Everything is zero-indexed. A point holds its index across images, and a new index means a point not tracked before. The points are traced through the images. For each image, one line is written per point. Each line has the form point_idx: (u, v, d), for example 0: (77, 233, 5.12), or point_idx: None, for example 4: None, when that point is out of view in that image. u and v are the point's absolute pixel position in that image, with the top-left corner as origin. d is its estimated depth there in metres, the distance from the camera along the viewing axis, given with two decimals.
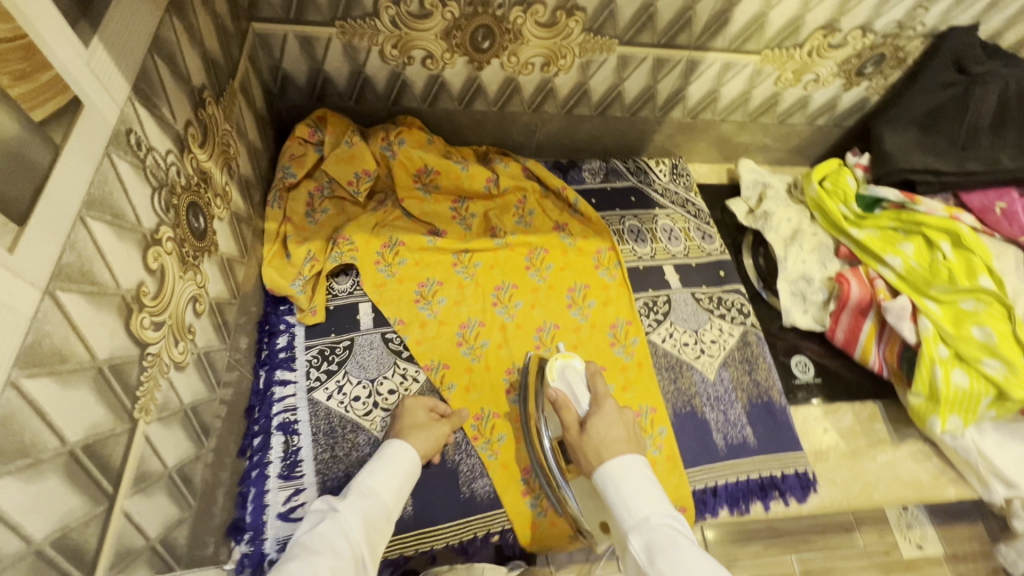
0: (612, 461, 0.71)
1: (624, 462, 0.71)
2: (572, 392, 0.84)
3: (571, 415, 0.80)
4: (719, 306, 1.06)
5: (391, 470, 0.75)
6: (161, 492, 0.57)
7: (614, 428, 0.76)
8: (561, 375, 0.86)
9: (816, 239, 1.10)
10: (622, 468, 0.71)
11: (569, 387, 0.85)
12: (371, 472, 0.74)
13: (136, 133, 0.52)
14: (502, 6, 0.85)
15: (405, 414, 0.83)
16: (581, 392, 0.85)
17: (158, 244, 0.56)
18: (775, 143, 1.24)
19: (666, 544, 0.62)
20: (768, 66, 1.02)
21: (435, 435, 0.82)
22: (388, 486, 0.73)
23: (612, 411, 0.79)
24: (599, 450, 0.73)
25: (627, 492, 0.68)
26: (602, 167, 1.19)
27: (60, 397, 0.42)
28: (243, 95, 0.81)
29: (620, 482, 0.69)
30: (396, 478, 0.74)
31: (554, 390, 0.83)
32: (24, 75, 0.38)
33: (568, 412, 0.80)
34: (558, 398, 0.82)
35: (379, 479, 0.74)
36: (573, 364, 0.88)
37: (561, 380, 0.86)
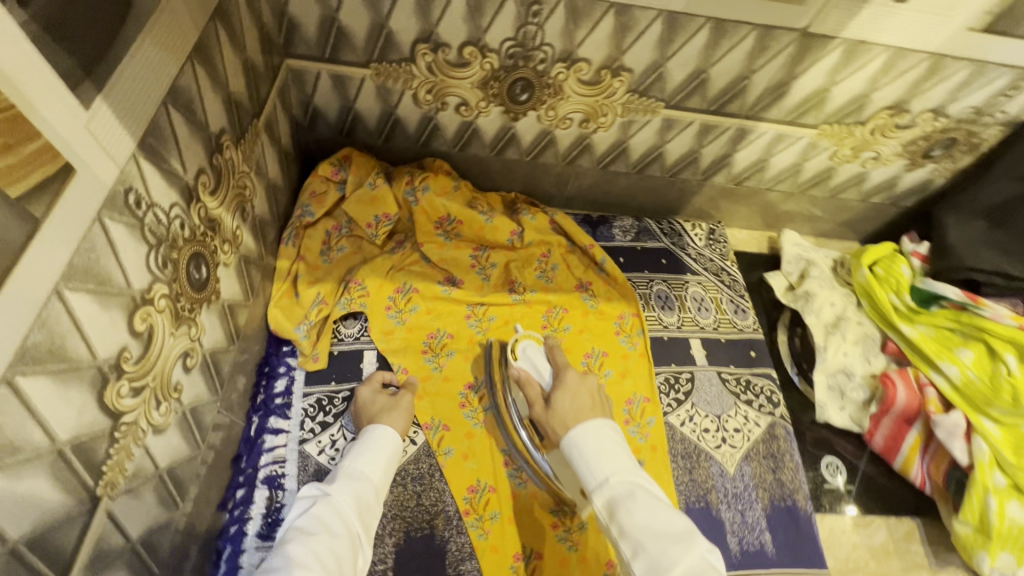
0: (577, 428, 0.70)
1: (583, 429, 0.69)
2: (534, 369, 0.87)
3: (535, 390, 0.82)
4: (747, 390, 0.99)
5: (379, 452, 0.73)
6: (121, 567, 0.53)
7: (579, 396, 0.77)
8: (523, 353, 0.89)
9: (861, 329, 1.00)
10: (584, 430, 0.69)
11: (531, 365, 0.88)
12: (358, 454, 0.72)
13: (136, 192, 0.49)
14: (544, 61, 0.81)
15: (366, 406, 0.81)
16: (543, 366, 0.88)
17: (149, 304, 0.52)
18: (824, 216, 1.16)
19: (626, 500, 0.61)
20: (824, 140, 0.95)
21: (404, 407, 0.82)
22: (377, 468, 0.72)
23: (573, 379, 0.80)
24: (565, 422, 0.74)
25: (588, 454, 0.66)
26: (634, 225, 1.13)
27: (8, 492, 0.38)
28: (268, 132, 0.79)
29: (581, 445, 0.68)
30: (385, 457, 0.73)
31: (517, 368, 0.87)
32: (6, 149, 0.35)
33: (530, 387, 0.83)
34: (520, 375, 0.85)
35: (368, 460, 0.72)
36: (534, 343, 0.91)
37: (524, 358, 0.89)
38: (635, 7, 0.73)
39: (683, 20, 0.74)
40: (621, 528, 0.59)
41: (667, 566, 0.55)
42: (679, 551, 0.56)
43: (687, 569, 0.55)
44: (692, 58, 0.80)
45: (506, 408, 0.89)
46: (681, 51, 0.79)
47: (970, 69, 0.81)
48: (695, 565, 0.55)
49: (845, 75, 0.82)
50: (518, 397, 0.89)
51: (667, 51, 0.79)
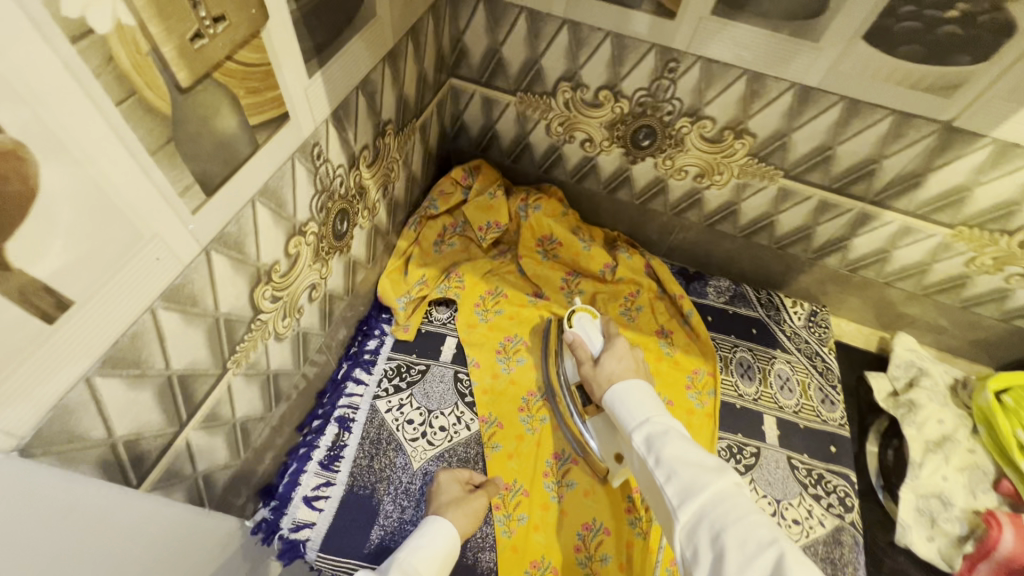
0: (618, 385, 0.72)
1: (626, 384, 0.72)
2: (586, 334, 0.86)
3: (585, 352, 0.83)
4: (817, 484, 0.91)
5: (433, 552, 0.69)
6: (223, 434, 0.65)
7: (625, 359, 0.78)
8: (578, 322, 0.88)
9: (969, 457, 0.89)
10: (625, 381, 0.72)
11: (584, 333, 0.86)
12: (415, 549, 0.68)
13: (320, 146, 0.63)
14: (671, 113, 0.88)
15: (438, 493, 0.79)
16: (596, 335, 0.86)
17: (302, 234, 0.66)
18: (952, 329, 1.05)
19: (662, 435, 0.62)
20: (960, 242, 0.89)
21: (473, 509, 0.78)
22: (429, 567, 0.67)
23: (623, 346, 0.81)
24: (610, 380, 0.75)
25: (628, 397, 0.69)
26: (730, 288, 1.12)
27: (180, 331, 0.51)
28: (421, 132, 0.94)
29: (624, 392, 0.70)
30: (439, 555, 0.68)
31: (569, 332, 0.86)
32: (256, 91, 0.49)
33: (581, 350, 0.83)
34: (573, 340, 0.84)
35: (421, 558, 0.67)
36: (589, 315, 0.90)
37: (577, 326, 0.88)
38: (769, 76, 0.77)
39: (816, 95, 0.77)
40: (656, 458, 0.60)
41: (699, 487, 0.56)
42: (711, 476, 0.56)
43: (719, 492, 0.55)
44: (820, 133, 0.81)
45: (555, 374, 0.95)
46: (809, 125, 0.81)
47: None
48: (728, 491, 0.55)
49: (992, 177, 0.78)
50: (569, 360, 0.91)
51: (794, 121, 0.81)
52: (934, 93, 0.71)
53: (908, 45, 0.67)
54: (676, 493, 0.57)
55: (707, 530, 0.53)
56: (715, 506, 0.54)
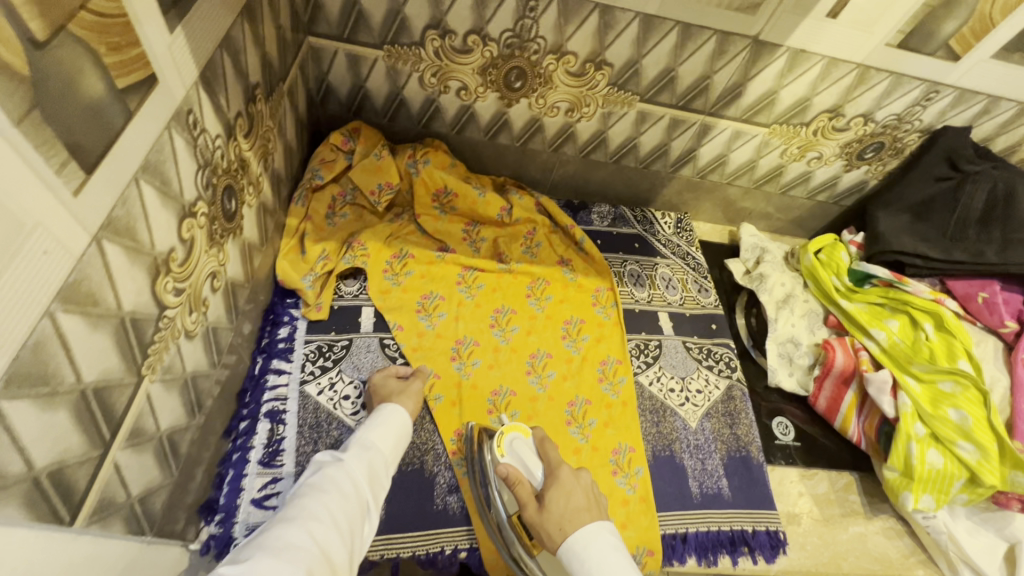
0: (575, 535, 0.70)
1: (586, 535, 0.69)
2: (523, 465, 0.83)
3: (527, 488, 0.77)
4: (708, 357, 1.10)
5: (389, 426, 0.74)
6: (150, 452, 0.59)
7: (574, 495, 0.76)
8: (510, 448, 0.84)
9: (806, 305, 1.14)
10: (586, 538, 0.69)
11: (520, 459, 0.83)
12: (370, 427, 0.73)
13: (195, 114, 0.57)
14: (537, 52, 0.93)
15: (378, 389, 0.84)
16: (534, 463, 0.83)
17: (193, 217, 0.60)
18: (777, 213, 1.30)
19: None
20: (776, 138, 1.09)
21: (414, 392, 0.84)
22: (387, 440, 0.72)
23: (568, 476, 0.78)
24: (561, 525, 0.72)
25: (591, 564, 0.66)
26: (611, 212, 1.25)
27: (86, 338, 0.45)
28: (289, 97, 0.88)
29: (585, 555, 0.68)
30: (396, 432, 0.74)
31: (505, 465, 0.79)
32: (118, 48, 0.43)
33: (522, 487, 0.77)
34: (511, 473, 0.78)
35: (380, 432, 0.72)
36: (521, 435, 0.86)
37: (511, 454, 0.83)
38: (616, 9, 0.86)
39: (657, 22, 0.88)
40: None
41: None
42: None
43: None
44: (664, 56, 0.93)
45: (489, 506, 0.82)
46: (654, 50, 0.92)
47: (891, 80, 0.97)
48: None
49: (790, 80, 0.97)
50: (505, 495, 0.83)
51: (642, 48, 0.92)
52: (742, 12, 0.86)
53: None
54: None
55: None
56: None
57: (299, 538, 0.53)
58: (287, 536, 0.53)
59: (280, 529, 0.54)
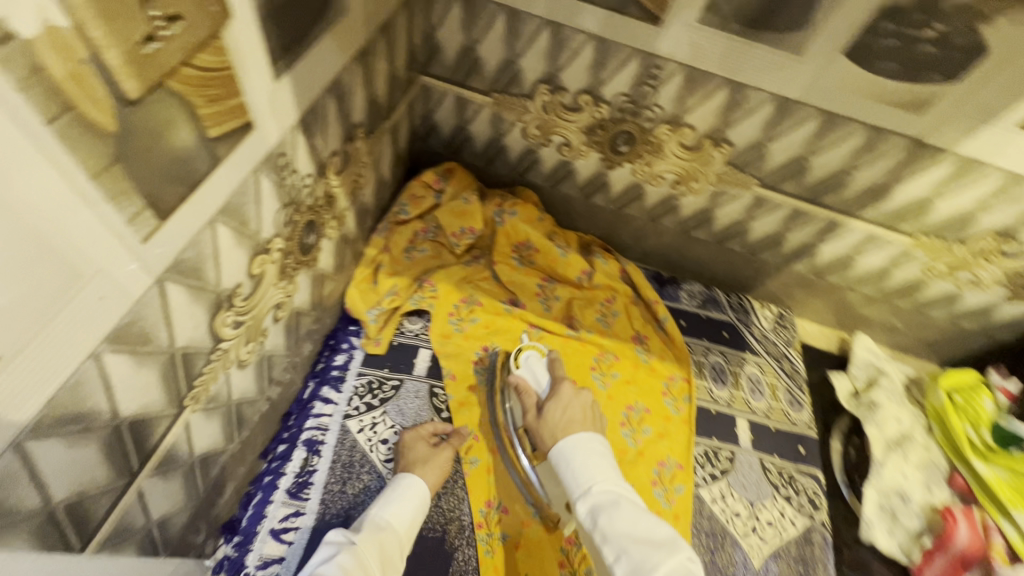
0: (566, 440, 0.71)
1: (574, 438, 0.71)
2: (532, 376, 0.87)
3: (532, 399, 0.83)
4: (788, 485, 0.94)
5: (405, 502, 0.73)
6: (179, 476, 0.59)
7: (571, 408, 0.77)
8: (524, 362, 0.89)
9: (926, 453, 0.95)
10: (572, 440, 0.71)
11: (530, 373, 0.87)
12: (385, 503, 0.72)
13: (287, 156, 0.57)
14: (651, 120, 0.86)
15: (405, 451, 0.81)
16: (542, 376, 0.87)
17: (267, 253, 0.60)
18: (905, 330, 1.10)
19: (611, 507, 0.63)
20: (919, 250, 0.93)
21: (440, 463, 0.81)
22: (402, 520, 0.71)
23: (568, 392, 0.80)
24: (554, 432, 0.74)
25: (574, 462, 0.68)
26: (703, 292, 1.14)
27: (131, 374, 0.45)
28: (391, 133, 0.89)
29: (570, 455, 0.69)
30: (412, 508, 0.73)
31: (515, 377, 0.86)
32: (216, 99, 0.43)
33: (528, 397, 0.83)
34: (518, 383, 0.85)
35: (395, 510, 0.72)
36: (537, 353, 0.91)
37: (525, 367, 0.89)
38: (749, 87, 0.77)
39: (795, 107, 0.77)
40: (603, 534, 0.60)
41: (648, 566, 0.56)
42: (661, 554, 0.57)
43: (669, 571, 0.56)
44: (797, 143, 0.82)
45: (501, 415, 0.89)
46: (787, 135, 0.81)
47: None
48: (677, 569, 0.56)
49: (951, 190, 0.81)
50: (514, 404, 0.88)
51: (772, 132, 0.82)
52: (905, 108, 0.73)
53: (886, 61, 0.68)
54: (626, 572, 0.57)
55: None
56: None
57: None
58: None
59: None
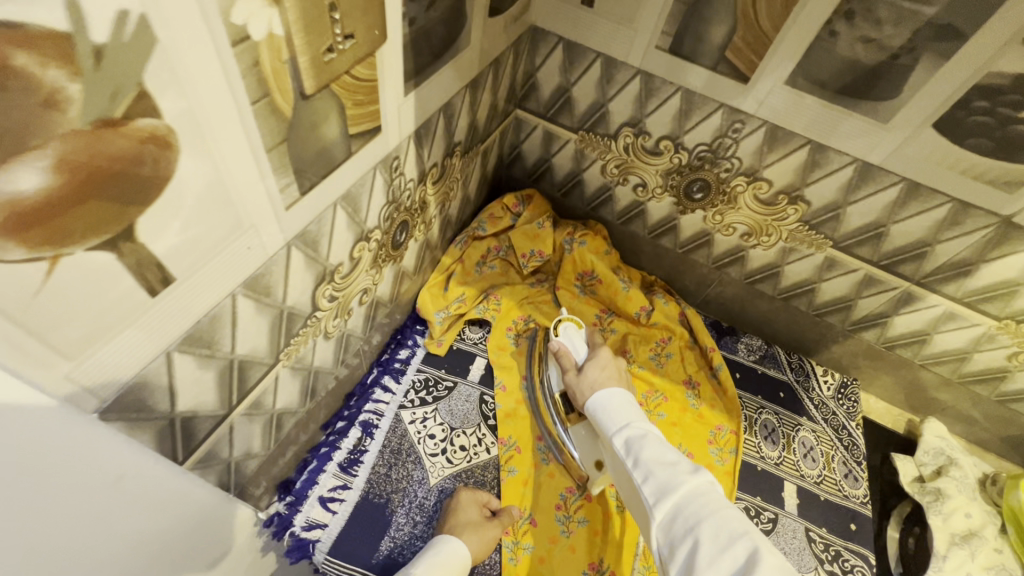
0: (602, 392, 0.72)
1: (609, 391, 0.72)
2: (571, 343, 0.86)
3: (570, 360, 0.83)
4: (833, 561, 0.89)
5: (442, 564, 0.71)
6: (261, 422, 0.67)
7: (609, 369, 0.79)
8: (563, 331, 0.88)
9: (995, 557, 0.87)
10: (608, 389, 0.72)
11: (570, 341, 0.86)
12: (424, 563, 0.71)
13: (399, 160, 0.66)
14: (728, 171, 0.90)
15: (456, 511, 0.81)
16: (581, 346, 0.86)
17: (367, 241, 0.69)
18: (983, 422, 1.03)
19: (641, 438, 0.64)
20: (1005, 336, 0.88)
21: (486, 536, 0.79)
22: None
23: (607, 355, 0.82)
24: (593, 388, 0.76)
25: (609, 404, 0.70)
26: (762, 348, 1.13)
27: (251, 319, 0.53)
28: (483, 156, 0.98)
29: (605, 402, 0.71)
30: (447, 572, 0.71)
31: (556, 342, 0.86)
32: (360, 105, 0.52)
33: (567, 359, 0.83)
34: (557, 347, 0.85)
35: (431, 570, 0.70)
36: (575, 325, 0.90)
37: (564, 336, 0.88)
38: (831, 149, 0.79)
39: (877, 173, 0.78)
40: (634, 459, 0.62)
41: (674, 485, 0.57)
42: (686, 475, 0.58)
43: (693, 490, 0.57)
44: (876, 209, 0.82)
45: (540, 386, 0.97)
46: (866, 199, 0.82)
47: None
48: (701, 488, 0.57)
49: None
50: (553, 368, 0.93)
51: (851, 195, 0.83)
52: (996, 186, 0.72)
53: (975, 137, 0.69)
54: (653, 492, 0.58)
55: (683, 523, 0.54)
56: (690, 502, 0.56)
57: None
58: None
59: None
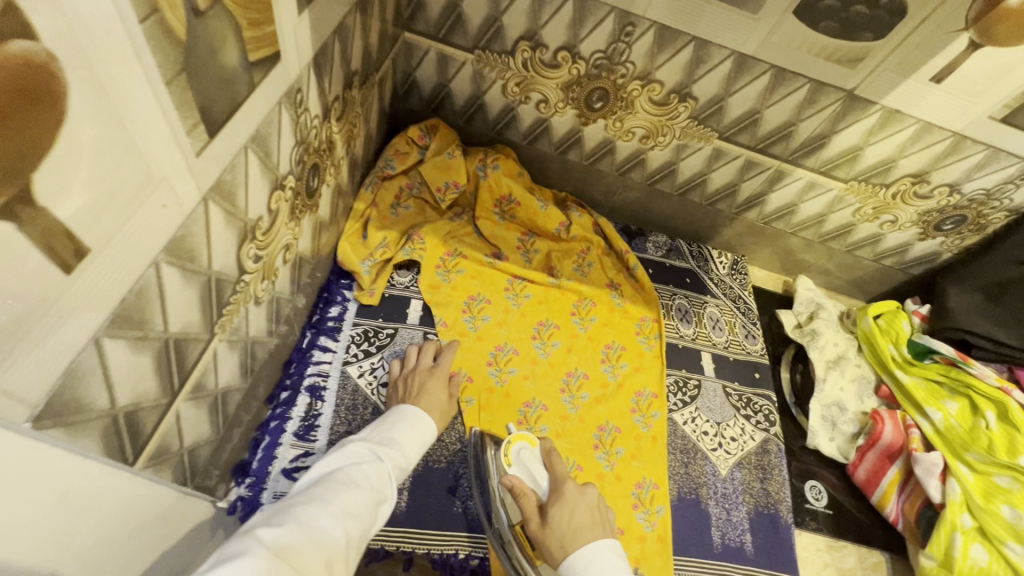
0: (578, 554, 0.64)
1: (591, 553, 0.64)
2: (529, 474, 0.76)
3: (531, 501, 0.71)
4: (746, 406, 1.07)
5: (420, 436, 0.74)
6: (206, 408, 0.61)
7: (578, 514, 0.69)
8: (517, 457, 0.77)
9: (858, 371, 1.10)
10: (589, 563, 0.63)
11: (526, 471, 0.76)
12: (406, 430, 0.73)
13: (302, 93, 0.59)
14: (624, 76, 0.93)
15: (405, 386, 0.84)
16: (539, 473, 0.76)
17: (282, 189, 0.62)
18: (837, 271, 1.26)
19: None
20: (851, 195, 1.06)
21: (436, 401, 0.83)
22: (416, 451, 0.72)
23: (573, 492, 0.72)
24: (565, 540, 0.66)
25: None
26: (667, 243, 1.24)
27: (179, 290, 0.47)
28: (379, 87, 0.91)
29: None
30: (423, 443, 0.74)
31: (511, 477, 0.73)
32: (257, 23, 0.45)
33: (527, 499, 0.71)
34: (515, 485, 0.71)
35: (412, 440, 0.73)
36: (529, 444, 0.79)
37: (518, 465, 0.77)
38: (713, 45, 0.86)
39: (751, 63, 0.87)
40: None
41: None
42: None
43: None
44: (751, 98, 0.92)
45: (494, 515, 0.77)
46: (743, 89, 0.91)
47: (986, 153, 0.93)
48: None
49: (877, 139, 0.94)
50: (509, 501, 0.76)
51: (731, 87, 0.91)
52: (842, 64, 0.84)
53: (827, 21, 0.78)
54: None
55: None
56: None
57: (330, 522, 0.52)
58: (319, 519, 0.52)
59: (315, 509, 0.53)
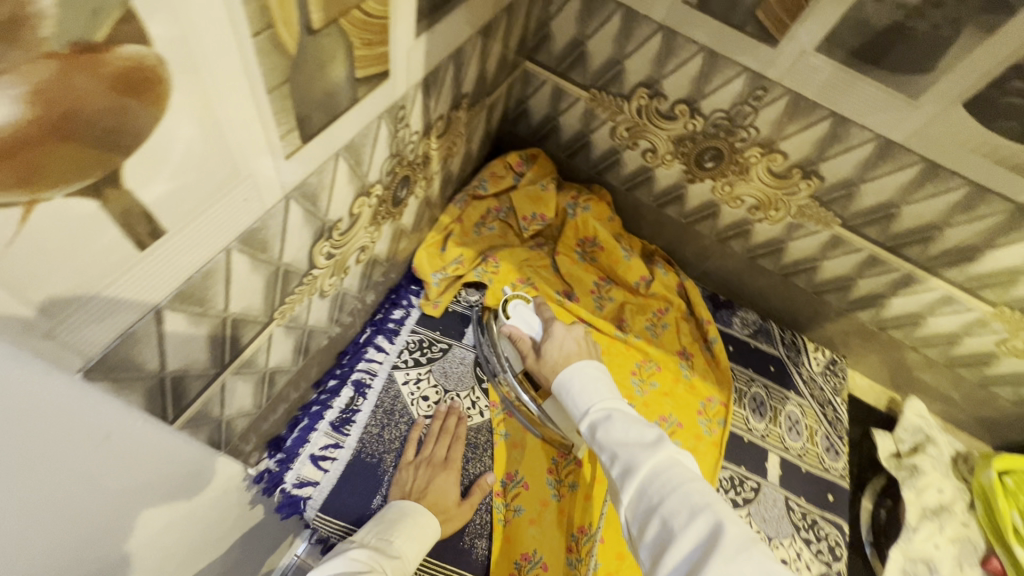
0: (561, 372, 0.66)
1: (572, 368, 0.66)
2: (523, 322, 0.80)
3: (526, 344, 0.78)
4: (810, 529, 0.93)
5: (421, 532, 0.73)
6: (253, 381, 0.64)
7: (566, 346, 0.73)
8: (512, 310, 0.81)
9: (962, 530, 0.92)
10: (573, 369, 0.66)
11: (521, 320, 0.80)
12: (404, 530, 0.72)
13: (405, 110, 0.61)
14: (743, 141, 0.87)
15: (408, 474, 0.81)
16: (535, 321, 0.80)
17: (367, 196, 0.64)
18: (962, 402, 1.06)
19: (605, 420, 0.58)
20: (997, 321, 0.89)
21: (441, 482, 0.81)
22: (414, 550, 0.71)
23: (561, 330, 0.76)
24: (554, 369, 0.70)
25: (573, 386, 0.64)
26: (756, 322, 1.12)
27: (246, 276, 0.49)
28: (489, 109, 0.92)
29: (567, 385, 0.64)
30: (425, 539, 0.73)
31: (506, 327, 0.79)
32: (369, 43, 0.47)
33: (523, 343, 0.78)
34: (511, 332, 0.79)
35: (410, 541, 0.71)
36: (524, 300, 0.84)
37: (514, 316, 0.81)
38: (854, 124, 0.76)
39: (896, 152, 0.76)
40: (599, 445, 0.57)
41: (639, 466, 0.52)
42: (650, 453, 0.53)
43: (658, 468, 0.52)
44: (890, 188, 0.81)
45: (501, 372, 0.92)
46: (882, 178, 0.80)
47: None
48: (665, 465, 0.52)
49: None
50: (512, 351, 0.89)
51: (867, 172, 0.80)
52: (1017, 171, 0.70)
53: (1005, 119, 0.66)
54: (620, 474, 0.53)
55: (651, 504, 0.50)
56: (655, 484, 0.51)
57: None
58: None
59: None
